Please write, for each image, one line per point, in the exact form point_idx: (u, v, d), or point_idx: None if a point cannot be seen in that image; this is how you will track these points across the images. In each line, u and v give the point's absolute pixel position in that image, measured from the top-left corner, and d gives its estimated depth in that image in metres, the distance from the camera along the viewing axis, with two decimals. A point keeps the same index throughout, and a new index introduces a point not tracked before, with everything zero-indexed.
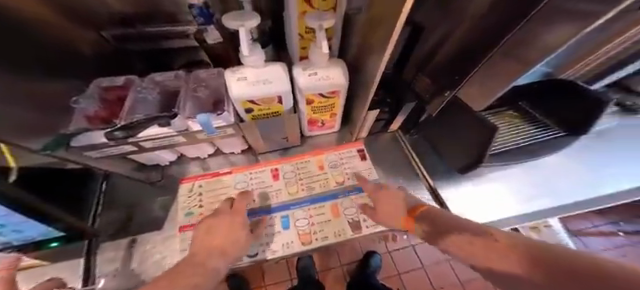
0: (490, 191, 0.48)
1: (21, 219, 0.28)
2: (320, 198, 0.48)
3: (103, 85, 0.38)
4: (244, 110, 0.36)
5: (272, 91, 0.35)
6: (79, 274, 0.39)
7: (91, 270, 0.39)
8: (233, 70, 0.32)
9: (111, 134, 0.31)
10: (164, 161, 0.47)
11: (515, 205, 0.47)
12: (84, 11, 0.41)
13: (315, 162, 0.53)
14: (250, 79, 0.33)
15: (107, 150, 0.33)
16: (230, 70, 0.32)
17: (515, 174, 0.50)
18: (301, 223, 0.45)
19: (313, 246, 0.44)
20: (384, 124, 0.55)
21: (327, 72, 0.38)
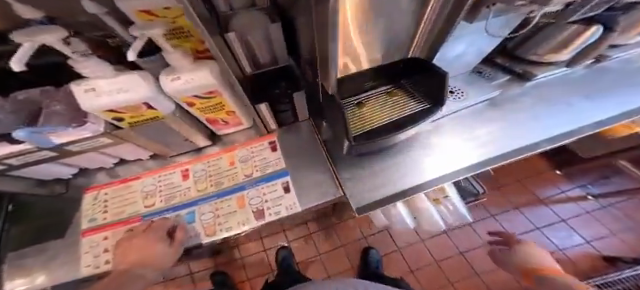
0: (386, 169, 0.53)
1: None
2: (227, 191, 0.51)
3: None
4: (114, 119, 0.38)
5: (129, 100, 0.35)
6: None
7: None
8: (78, 82, 0.33)
9: None
10: (68, 174, 0.49)
11: (408, 179, 0.52)
12: None
13: (226, 159, 0.55)
14: (99, 89, 0.33)
15: None
16: (75, 83, 0.32)
17: (409, 151, 0.55)
18: (206, 216, 0.49)
19: (216, 236, 0.47)
20: (291, 114, 0.57)
21: (192, 75, 0.37)
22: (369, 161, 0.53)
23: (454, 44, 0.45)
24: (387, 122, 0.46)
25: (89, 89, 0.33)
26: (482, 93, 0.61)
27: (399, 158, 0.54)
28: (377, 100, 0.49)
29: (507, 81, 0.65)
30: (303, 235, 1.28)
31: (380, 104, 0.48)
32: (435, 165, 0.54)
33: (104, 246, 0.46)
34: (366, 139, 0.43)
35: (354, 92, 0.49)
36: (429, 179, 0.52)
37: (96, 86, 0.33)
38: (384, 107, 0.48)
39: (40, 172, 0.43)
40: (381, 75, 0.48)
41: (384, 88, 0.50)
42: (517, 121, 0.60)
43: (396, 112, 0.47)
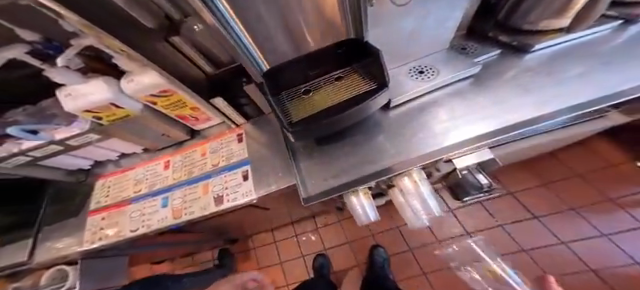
0: (344, 158, 0.53)
1: None
2: (196, 179, 0.58)
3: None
4: (95, 118, 0.46)
5: (94, 102, 0.41)
6: None
7: None
8: (62, 90, 0.41)
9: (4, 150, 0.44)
10: (87, 165, 0.62)
11: (365, 168, 0.50)
12: None
13: (199, 151, 0.62)
14: (74, 94, 0.40)
15: (9, 162, 0.45)
16: (59, 91, 0.41)
17: (369, 140, 0.54)
18: (177, 200, 0.56)
19: (181, 219, 0.54)
20: (253, 108, 0.60)
21: (141, 76, 0.41)
22: (327, 151, 0.54)
23: (394, 21, 0.43)
24: (331, 106, 0.45)
25: (67, 94, 0.41)
26: (463, 67, 0.52)
27: (358, 147, 0.54)
28: (326, 86, 0.48)
29: (499, 57, 0.54)
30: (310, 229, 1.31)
31: (328, 89, 0.47)
32: (397, 153, 0.50)
33: (101, 224, 0.56)
34: (306, 124, 0.44)
35: (302, 81, 0.48)
36: (388, 167, 0.49)
37: (72, 92, 0.41)
38: (331, 94, 0.47)
39: (63, 162, 0.56)
40: (328, 62, 0.47)
41: (334, 74, 0.48)
42: (514, 101, 0.48)
43: (342, 96, 0.46)
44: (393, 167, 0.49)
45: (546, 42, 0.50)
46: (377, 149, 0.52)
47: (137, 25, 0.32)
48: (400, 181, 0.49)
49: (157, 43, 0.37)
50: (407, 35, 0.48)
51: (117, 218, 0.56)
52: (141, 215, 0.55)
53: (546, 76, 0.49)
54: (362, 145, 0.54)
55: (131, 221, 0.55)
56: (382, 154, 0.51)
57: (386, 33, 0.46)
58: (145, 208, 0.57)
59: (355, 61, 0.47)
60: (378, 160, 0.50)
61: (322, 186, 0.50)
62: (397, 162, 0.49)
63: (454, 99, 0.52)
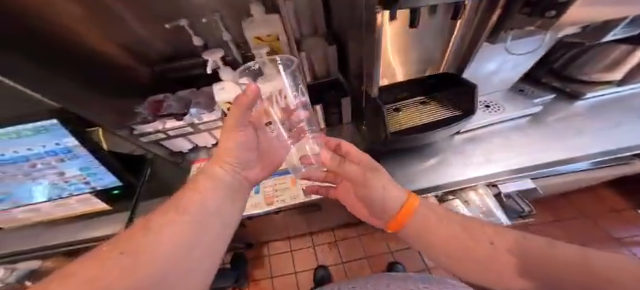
0: (423, 166, 0.62)
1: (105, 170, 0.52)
2: (284, 172, 0.66)
3: (150, 100, 0.61)
4: (227, 109, 0.58)
5: (241, 95, 0.56)
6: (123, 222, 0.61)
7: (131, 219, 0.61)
8: (218, 84, 0.56)
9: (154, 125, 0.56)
10: (185, 149, 0.71)
11: (443, 176, 0.59)
12: None
13: None
14: (226, 88, 0.56)
15: (149, 136, 0.57)
16: (215, 84, 0.57)
17: (443, 153, 0.63)
18: (268, 188, 0.64)
19: (275, 205, 0.61)
20: (338, 117, 0.71)
21: None
22: (408, 159, 0.64)
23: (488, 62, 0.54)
24: (424, 124, 0.54)
25: (221, 87, 0.56)
26: (526, 106, 0.64)
27: (433, 158, 0.63)
28: (417, 107, 0.57)
29: (553, 100, 0.66)
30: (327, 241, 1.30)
31: (420, 110, 0.56)
32: (470, 167, 0.60)
33: None
34: (405, 135, 0.53)
35: (396, 100, 0.58)
36: (463, 178, 0.58)
37: (225, 86, 0.56)
38: (423, 113, 0.55)
39: (170, 143, 0.65)
40: (419, 88, 0.58)
41: (423, 98, 0.58)
42: (570, 139, 0.59)
43: (431, 117, 0.55)
44: (467, 178, 0.58)
45: (595, 92, 0.63)
46: (451, 162, 0.61)
47: None
48: (466, 194, 0.58)
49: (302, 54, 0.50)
50: (486, 75, 0.59)
51: None
52: None
53: (594, 121, 0.61)
54: (434, 160, 0.62)
55: None
56: (456, 167, 0.60)
57: (474, 69, 0.56)
58: None
59: (442, 90, 0.57)
60: (453, 172, 0.59)
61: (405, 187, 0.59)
62: (471, 176, 0.58)
63: (517, 130, 0.62)
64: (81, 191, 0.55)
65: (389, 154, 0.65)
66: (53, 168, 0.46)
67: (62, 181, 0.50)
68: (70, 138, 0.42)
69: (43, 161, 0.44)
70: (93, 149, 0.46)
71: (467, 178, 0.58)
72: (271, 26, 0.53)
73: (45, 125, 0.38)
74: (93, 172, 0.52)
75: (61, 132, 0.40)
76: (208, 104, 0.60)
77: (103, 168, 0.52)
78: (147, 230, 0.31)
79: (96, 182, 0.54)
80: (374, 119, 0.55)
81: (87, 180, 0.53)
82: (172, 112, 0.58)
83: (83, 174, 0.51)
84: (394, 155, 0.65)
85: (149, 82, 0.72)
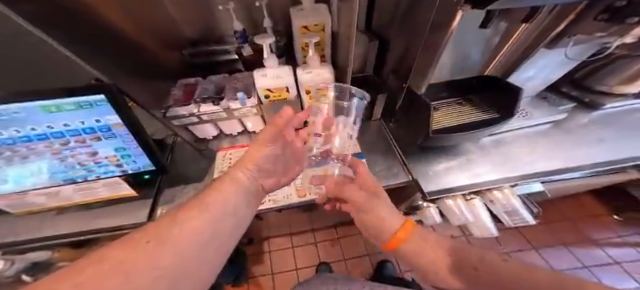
0: (453, 165, 0.64)
1: (141, 152, 0.48)
2: None
3: (183, 82, 0.61)
4: (264, 96, 0.56)
5: (281, 83, 0.55)
6: (145, 211, 0.56)
7: (154, 209, 0.56)
8: (260, 71, 0.55)
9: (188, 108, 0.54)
10: (209, 136, 0.67)
11: (472, 176, 0.61)
12: (167, 36, 0.68)
13: None
14: (268, 75, 0.55)
15: (182, 120, 0.55)
16: (257, 71, 0.56)
17: (471, 153, 0.65)
18: (299, 181, 0.62)
19: (307, 198, 0.59)
20: (368, 113, 0.70)
21: (319, 70, 0.56)
22: (437, 158, 0.65)
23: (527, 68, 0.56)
24: (464, 124, 0.54)
25: (263, 74, 0.55)
26: (551, 112, 0.66)
27: (461, 156, 0.65)
28: (458, 107, 0.57)
29: (572, 108, 0.70)
30: (328, 237, 1.30)
31: (460, 109, 0.56)
32: (497, 168, 0.62)
33: None
34: (444, 134, 0.54)
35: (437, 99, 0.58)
36: (491, 179, 0.60)
37: (266, 73, 0.55)
38: (463, 113, 0.56)
39: (197, 129, 0.62)
40: (459, 89, 0.59)
41: (462, 99, 0.58)
42: (587, 146, 0.63)
43: (471, 117, 0.55)
44: (496, 179, 0.60)
45: (611, 104, 0.67)
46: (478, 162, 0.64)
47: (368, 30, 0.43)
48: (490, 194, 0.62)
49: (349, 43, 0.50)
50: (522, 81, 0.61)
51: None
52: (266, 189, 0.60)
53: (608, 131, 0.65)
54: (464, 160, 0.64)
55: None
56: (484, 167, 0.62)
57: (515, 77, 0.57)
58: None
59: (479, 92, 0.57)
60: (481, 172, 0.62)
61: (436, 185, 0.60)
62: (500, 177, 0.60)
63: (537, 136, 0.66)
64: (111, 174, 0.51)
65: (418, 152, 0.66)
66: (88, 147, 0.43)
67: (95, 161, 0.46)
68: (114, 114, 0.38)
69: (78, 139, 0.41)
70: (136, 129, 0.42)
71: (495, 179, 0.60)
72: (319, 16, 0.55)
73: (89, 101, 0.35)
74: (128, 154, 0.48)
75: (107, 105, 0.36)
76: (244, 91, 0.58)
77: (140, 149, 0.47)
78: (152, 239, 0.27)
79: (128, 165, 0.51)
80: (416, 118, 0.55)
81: (119, 163, 0.49)
82: (207, 96, 0.56)
83: (118, 155, 0.47)
84: (422, 153, 0.67)
85: (177, 66, 0.74)
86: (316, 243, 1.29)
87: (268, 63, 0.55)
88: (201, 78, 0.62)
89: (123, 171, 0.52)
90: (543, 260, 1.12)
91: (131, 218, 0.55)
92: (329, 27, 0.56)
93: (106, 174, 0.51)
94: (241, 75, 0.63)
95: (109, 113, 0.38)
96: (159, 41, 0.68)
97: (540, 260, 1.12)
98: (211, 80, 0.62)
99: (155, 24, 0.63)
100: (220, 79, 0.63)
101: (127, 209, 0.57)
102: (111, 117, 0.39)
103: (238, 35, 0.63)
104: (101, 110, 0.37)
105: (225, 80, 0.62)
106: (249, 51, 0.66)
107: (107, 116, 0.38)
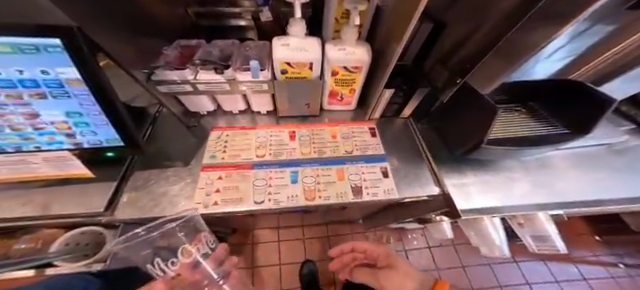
0: (496, 181, 0.53)
1: (104, 123, 0.37)
2: (329, 162, 0.53)
3: (181, 44, 0.49)
4: (280, 71, 0.45)
5: (306, 57, 0.44)
6: (105, 199, 0.45)
7: (115, 197, 0.46)
8: (280, 39, 0.44)
9: (183, 73, 0.42)
10: (203, 111, 0.56)
11: (516, 197, 0.52)
12: None
13: (329, 132, 0.58)
14: (290, 45, 0.44)
15: (172, 87, 0.43)
16: (277, 39, 0.44)
17: (512, 169, 0.56)
18: (308, 180, 0.51)
19: (316, 202, 0.48)
20: (397, 109, 0.60)
21: (354, 49, 0.45)
22: (475, 170, 0.55)
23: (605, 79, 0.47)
24: (523, 136, 0.47)
25: (284, 43, 0.44)
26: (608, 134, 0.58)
27: (503, 171, 0.55)
28: (510, 114, 0.51)
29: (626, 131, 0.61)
30: (317, 235, 1.17)
31: (516, 118, 0.50)
32: (543, 190, 0.53)
33: (217, 185, 0.48)
34: (499, 146, 0.45)
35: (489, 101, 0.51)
36: (537, 203, 0.51)
37: (289, 43, 0.44)
38: (520, 124, 0.49)
39: (190, 100, 0.50)
40: (517, 92, 0.51)
41: (514, 105, 0.52)
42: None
43: (528, 129, 0.49)
44: (542, 203, 0.51)
45: None
46: (522, 181, 0.54)
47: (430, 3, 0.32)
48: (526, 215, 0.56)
49: (400, 19, 0.39)
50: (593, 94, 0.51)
51: (238, 182, 0.49)
52: (267, 185, 0.49)
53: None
54: (505, 176, 0.54)
55: (255, 190, 0.48)
56: (528, 188, 0.53)
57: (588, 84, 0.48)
58: (270, 178, 0.51)
59: (545, 101, 0.51)
60: (524, 192, 0.52)
61: (478, 205, 0.50)
62: (547, 201, 0.51)
63: (583, 159, 0.59)
64: (58, 148, 0.40)
65: (451, 161, 0.56)
66: (25, 107, 0.31)
67: (34, 127, 0.35)
68: (69, 66, 0.27)
69: (10, 94, 0.29)
70: (99, 90, 0.32)
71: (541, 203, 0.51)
72: None
73: (35, 45, 0.24)
74: (85, 123, 0.37)
75: (62, 54, 0.25)
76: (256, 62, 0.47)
77: (105, 119, 0.37)
78: None
79: (83, 137, 0.39)
80: (470, 123, 0.44)
81: (71, 133, 0.38)
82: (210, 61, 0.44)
83: (69, 123, 0.36)
84: (458, 162, 0.55)
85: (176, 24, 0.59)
86: (304, 238, 1.17)
87: (294, 30, 0.44)
88: (204, 41, 0.50)
89: (75, 144, 0.40)
90: (521, 276, 1.07)
91: (82, 207, 0.44)
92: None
93: (52, 146, 0.39)
94: (253, 43, 0.51)
95: (61, 64, 0.27)
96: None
97: (518, 274, 1.07)
98: (216, 45, 0.51)
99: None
100: (227, 45, 0.51)
101: (85, 192, 0.46)
102: (64, 70, 0.28)
103: None
104: (49, 59, 0.26)
105: (233, 47, 0.51)
106: (268, 17, 0.54)
107: (58, 67, 0.27)
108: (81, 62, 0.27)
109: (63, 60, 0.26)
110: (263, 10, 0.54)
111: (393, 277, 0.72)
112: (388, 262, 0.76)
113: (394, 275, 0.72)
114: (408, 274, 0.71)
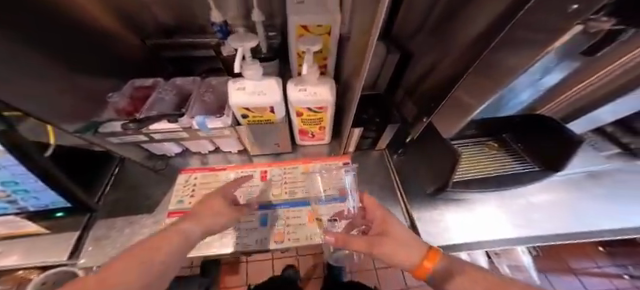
0: (475, 215, 0.51)
1: (43, 187, 0.36)
2: (299, 202, 0.51)
3: (136, 85, 0.47)
4: (241, 115, 0.43)
5: (264, 102, 0.41)
6: (67, 248, 0.43)
7: (78, 247, 0.44)
8: (235, 81, 0.41)
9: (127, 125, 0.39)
10: (169, 152, 0.51)
11: (496, 232, 0.49)
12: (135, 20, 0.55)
13: (302, 169, 0.55)
14: (247, 89, 0.41)
15: (124, 138, 0.40)
16: (232, 81, 0.41)
17: (492, 200, 0.53)
18: (278, 222, 0.49)
19: (284, 246, 0.46)
20: (371, 142, 0.57)
21: (316, 89, 0.42)
22: (453, 204, 0.52)
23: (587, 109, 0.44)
24: (496, 174, 0.45)
25: (240, 87, 0.41)
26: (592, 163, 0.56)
27: (483, 203, 0.53)
28: (482, 149, 0.49)
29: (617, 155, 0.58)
30: None
31: (488, 154, 0.48)
32: (526, 223, 0.50)
33: None
34: (471, 186, 0.43)
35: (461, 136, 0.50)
36: (518, 238, 0.49)
37: (245, 86, 0.41)
38: (492, 160, 0.47)
39: (153, 146, 0.47)
40: (489, 126, 0.49)
41: (485, 138, 0.50)
42: (628, 206, 0.53)
43: (501, 166, 0.46)
44: (524, 238, 0.49)
45: None
46: (503, 214, 0.52)
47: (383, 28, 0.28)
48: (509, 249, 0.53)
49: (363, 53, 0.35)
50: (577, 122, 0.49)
51: None
52: (236, 229, 0.47)
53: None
54: (480, 210, 0.52)
55: (223, 234, 0.47)
56: (509, 222, 0.50)
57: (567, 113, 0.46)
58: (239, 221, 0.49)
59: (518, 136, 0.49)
60: (505, 227, 0.50)
61: (455, 242, 0.47)
62: (528, 236, 0.49)
63: (570, 188, 0.56)
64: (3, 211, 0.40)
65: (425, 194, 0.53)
66: None
67: None
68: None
69: None
70: (25, 155, 0.30)
71: (523, 237, 0.49)
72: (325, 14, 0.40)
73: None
74: (23, 189, 0.36)
75: None
76: (216, 106, 0.45)
77: (42, 184, 0.35)
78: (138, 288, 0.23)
79: (26, 202, 0.39)
80: (436, 162, 0.43)
81: (12, 199, 0.37)
82: (158, 113, 0.41)
83: (8, 191, 0.35)
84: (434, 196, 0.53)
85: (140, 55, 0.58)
86: None
87: (249, 74, 0.40)
88: (161, 80, 0.47)
89: (19, 207, 0.40)
90: None
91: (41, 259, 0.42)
92: (335, 30, 0.43)
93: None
94: (215, 80, 0.48)
95: None
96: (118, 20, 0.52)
97: None
98: (174, 85, 0.47)
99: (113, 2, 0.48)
100: (186, 83, 0.48)
101: (46, 246, 0.44)
102: None
103: (217, 28, 0.49)
104: None
105: (193, 85, 0.47)
106: (230, 50, 0.49)
107: None
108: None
109: None
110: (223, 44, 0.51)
111: (387, 249, 0.33)
112: (382, 228, 0.36)
113: (389, 245, 0.33)
114: (413, 241, 0.34)
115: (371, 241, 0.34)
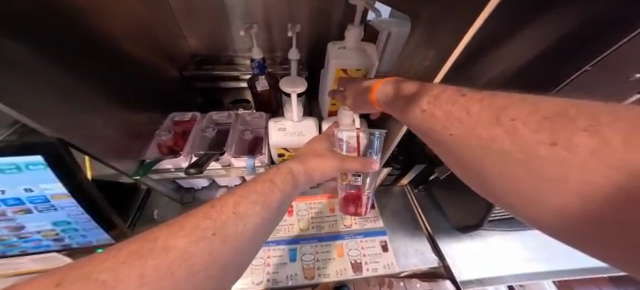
0: (490, 246, 0.54)
1: (94, 226, 0.36)
2: (327, 237, 0.53)
3: (176, 119, 0.50)
4: (277, 154, 0.45)
5: (301, 142, 0.43)
6: None
7: None
8: (276, 122, 0.44)
9: (177, 162, 0.42)
10: (199, 185, 0.53)
11: (511, 266, 0.52)
12: None
13: (327, 204, 0.57)
14: (287, 129, 0.44)
15: (164, 174, 0.42)
16: (274, 122, 0.44)
17: (508, 234, 0.56)
18: (308, 257, 0.50)
19: (315, 281, 0.48)
20: (394, 178, 0.60)
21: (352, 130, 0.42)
22: (473, 237, 0.55)
23: None
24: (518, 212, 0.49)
25: (281, 128, 0.44)
26: None
27: (498, 236, 0.55)
28: None
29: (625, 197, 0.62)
30: None
31: None
32: (537, 257, 0.54)
33: None
34: (494, 224, 0.49)
35: None
36: (532, 271, 0.52)
37: (285, 127, 0.44)
38: None
39: (186, 180, 0.49)
40: None
41: None
42: None
43: None
44: (539, 272, 0.52)
45: None
46: (517, 247, 0.55)
47: (428, 69, 0.31)
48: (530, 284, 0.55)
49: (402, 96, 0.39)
50: None
51: None
52: (266, 264, 0.48)
53: None
54: (498, 243, 0.54)
55: (252, 271, 0.48)
56: (523, 254, 0.54)
57: None
58: (268, 256, 0.50)
59: None
60: (520, 261, 0.53)
61: (471, 276, 0.50)
62: (543, 269, 0.52)
63: None
64: (45, 249, 0.39)
65: (447, 229, 0.56)
66: (12, 221, 0.32)
67: (20, 236, 0.35)
68: (45, 169, 0.27)
69: (17, 209, 0.31)
70: (79, 188, 0.30)
71: (538, 271, 0.52)
72: (362, 60, 0.44)
73: (17, 163, 0.26)
74: (72, 228, 0.36)
75: (38, 160, 0.26)
76: (253, 143, 0.47)
77: (93, 223, 0.36)
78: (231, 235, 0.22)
79: (71, 239, 0.38)
80: (470, 200, 0.48)
81: (58, 237, 0.37)
82: (204, 153, 0.43)
83: (57, 230, 0.36)
84: (453, 232, 0.56)
85: None
86: None
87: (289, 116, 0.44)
88: (199, 115, 0.50)
89: (62, 245, 0.39)
90: None
91: None
92: (372, 74, 0.46)
93: (38, 248, 0.39)
94: (249, 116, 0.50)
95: (40, 168, 0.27)
96: (160, 50, 0.52)
97: None
98: (212, 120, 0.50)
99: (155, 29, 0.49)
100: (223, 118, 0.50)
101: None
102: (48, 180, 0.28)
103: (255, 64, 0.51)
104: (31, 166, 0.26)
105: (230, 119, 0.50)
106: (265, 85, 0.53)
107: (46, 180, 0.28)
108: (60, 166, 0.27)
109: (46, 169, 0.27)
110: (259, 77, 0.53)
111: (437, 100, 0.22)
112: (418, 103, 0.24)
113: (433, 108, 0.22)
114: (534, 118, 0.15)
115: (465, 126, 0.19)
